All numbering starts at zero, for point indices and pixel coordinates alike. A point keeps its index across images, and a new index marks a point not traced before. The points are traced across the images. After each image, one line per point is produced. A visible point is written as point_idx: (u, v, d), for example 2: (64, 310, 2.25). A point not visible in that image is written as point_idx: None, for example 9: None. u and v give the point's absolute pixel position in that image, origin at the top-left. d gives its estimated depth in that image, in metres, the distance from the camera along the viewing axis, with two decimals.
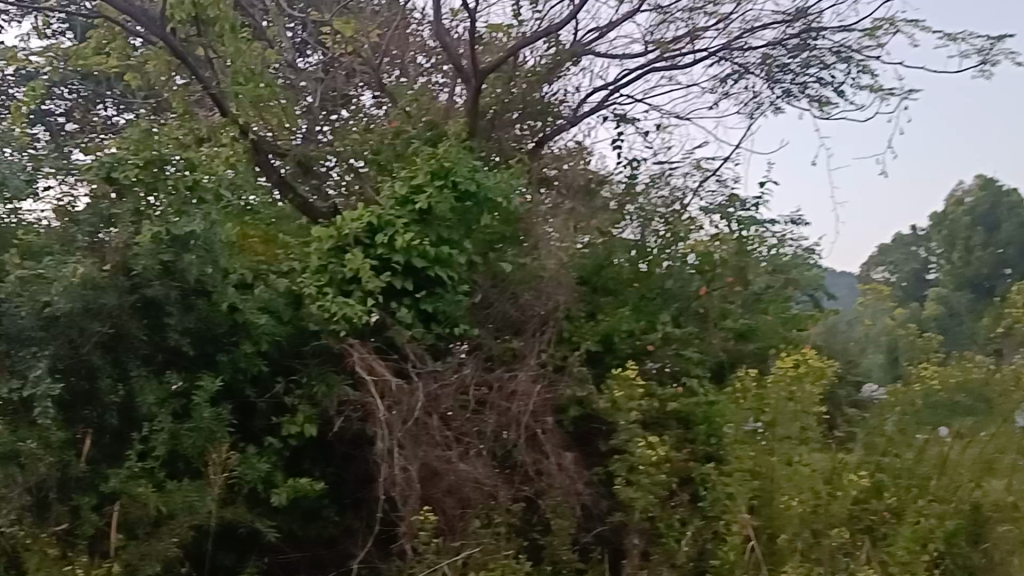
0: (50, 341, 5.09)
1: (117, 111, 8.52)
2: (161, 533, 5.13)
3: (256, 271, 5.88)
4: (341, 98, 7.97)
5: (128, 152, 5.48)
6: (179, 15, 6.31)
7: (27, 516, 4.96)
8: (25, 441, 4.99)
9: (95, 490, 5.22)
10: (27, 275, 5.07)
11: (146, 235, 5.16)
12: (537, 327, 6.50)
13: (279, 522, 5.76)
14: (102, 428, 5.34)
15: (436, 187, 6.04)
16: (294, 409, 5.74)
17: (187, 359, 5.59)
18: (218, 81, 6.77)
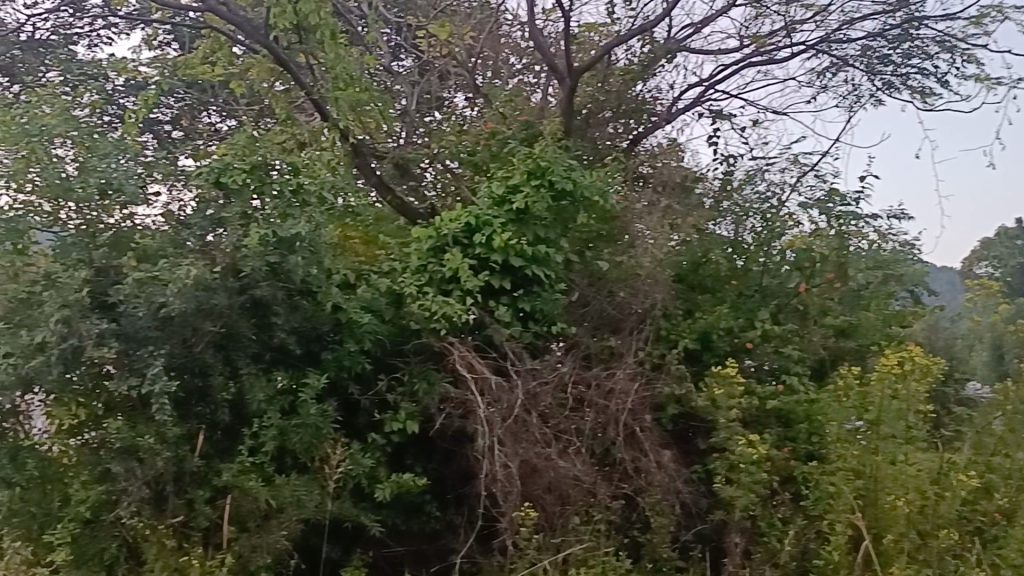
0: (165, 341, 5.22)
1: (220, 117, 8.82)
2: (271, 525, 5.35)
3: (358, 272, 6.03)
4: (434, 100, 8.09)
5: (235, 157, 5.69)
6: (281, 23, 6.46)
7: (145, 509, 5.18)
8: (144, 436, 5.14)
9: (208, 484, 5.40)
10: (144, 276, 5.13)
11: (254, 237, 5.33)
12: (634, 324, 6.51)
13: (383, 517, 5.90)
14: (215, 424, 5.53)
15: (533, 187, 6.09)
16: (396, 407, 5.87)
17: (294, 357, 5.76)
18: (319, 87, 6.96)
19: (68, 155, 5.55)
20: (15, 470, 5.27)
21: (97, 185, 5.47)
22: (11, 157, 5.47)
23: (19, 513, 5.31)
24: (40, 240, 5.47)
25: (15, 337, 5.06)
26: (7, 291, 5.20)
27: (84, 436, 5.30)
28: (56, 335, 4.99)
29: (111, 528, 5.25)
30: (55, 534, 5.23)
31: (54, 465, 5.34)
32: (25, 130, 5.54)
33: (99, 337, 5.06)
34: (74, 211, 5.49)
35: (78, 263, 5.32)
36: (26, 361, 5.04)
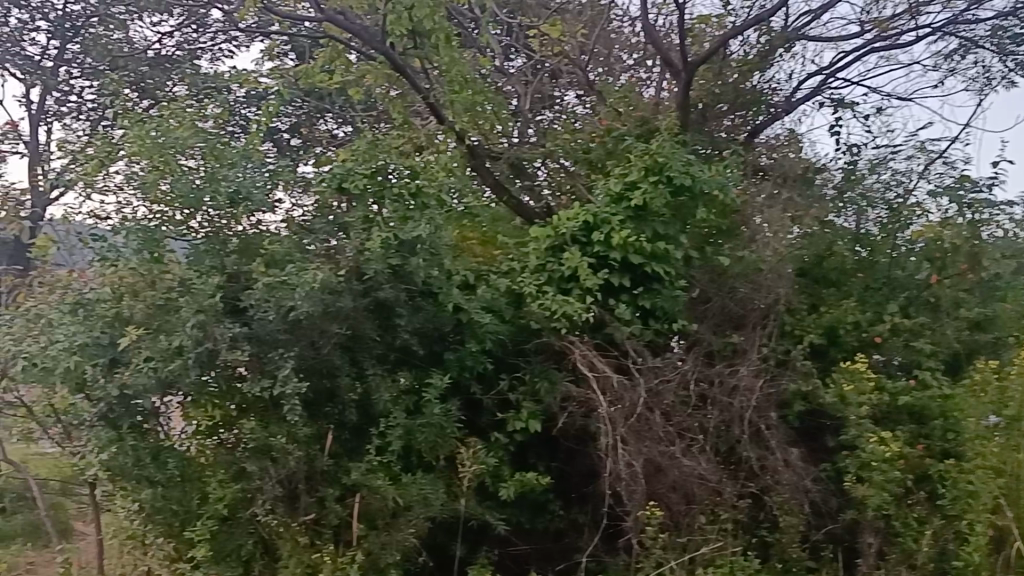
0: (295, 343, 5.35)
1: (337, 124, 9.02)
2: (399, 524, 5.44)
3: (478, 273, 6.08)
4: (546, 99, 8.19)
5: (357, 163, 5.82)
6: (398, 30, 6.57)
7: (279, 507, 5.36)
8: (276, 436, 5.30)
9: (338, 482, 5.52)
10: (273, 281, 5.25)
11: (376, 240, 5.45)
12: (758, 320, 6.37)
13: (508, 515, 5.95)
14: (342, 424, 5.65)
15: (651, 183, 6.01)
16: (518, 406, 5.90)
17: (417, 358, 5.84)
18: (435, 91, 7.06)
19: (198, 165, 5.77)
20: (157, 470, 5.48)
21: (227, 194, 5.66)
22: (147, 168, 5.70)
23: (164, 509, 5.55)
24: (176, 248, 5.74)
25: (155, 341, 5.27)
26: (146, 299, 5.43)
27: (220, 435, 5.54)
28: (192, 340, 5.17)
29: (247, 525, 5.46)
30: (196, 531, 5.43)
31: (194, 464, 5.54)
32: (159, 142, 5.77)
33: (231, 341, 5.24)
34: (207, 218, 5.72)
35: (212, 270, 5.55)
36: (165, 364, 5.22)
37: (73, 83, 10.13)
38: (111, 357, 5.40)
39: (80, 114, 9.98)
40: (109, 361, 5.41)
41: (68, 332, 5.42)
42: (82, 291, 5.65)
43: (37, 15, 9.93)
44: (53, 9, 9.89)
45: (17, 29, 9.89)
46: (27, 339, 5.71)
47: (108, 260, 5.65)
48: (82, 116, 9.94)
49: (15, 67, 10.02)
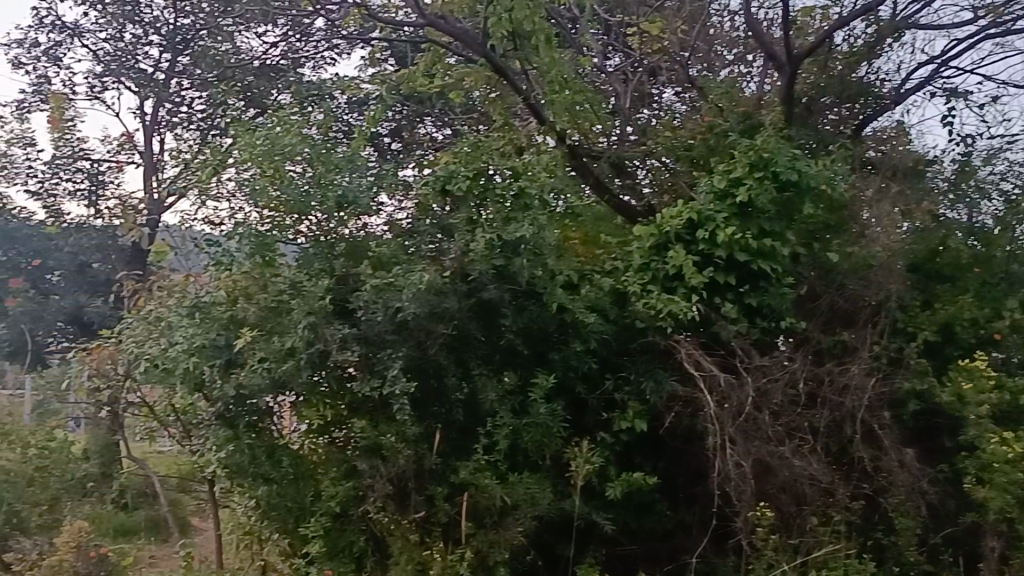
0: (402, 344, 5.43)
1: (437, 128, 9.06)
2: (506, 522, 5.46)
3: (581, 272, 6.07)
4: (644, 98, 8.12)
5: (460, 165, 5.88)
6: (498, 32, 6.62)
7: (390, 504, 5.48)
8: (386, 435, 5.42)
9: (447, 481, 5.59)
10: (380, 283, 5.34)
11: (481, 241, 5.50)
12: (868, 317, 6.24)
13: (616, 515, 5.92)
14: (450, 424, 5.72)
15: (757, 179, 5.94)
16: (624, 406, 5.88)
17: (522, 358, 5.87)
18: (536, 92, 7.08)
19: (304, 172, 5.87)
20: (272, 467, 5.62)
21: (335, 199, 5.79)
22: (258, 174, 5.85)
23: (279, 506, 5.70)
24: (287, 252, 5.88)
25: (268, 343, 5.41)
26: (259, 302, 5.62)
27: (332, 434, 5.66)
28: (303, 341, 5.32)
29: (359, 522, 5.58)
30: (310, 528, 5.58)
31: (307, 462, 5.69)
32: (267, 149, 5.90)
33: (341, 342, 5.36)
34: (315, 222, 5.86)
35: (322, 273, 5.66)
36: (279, 364, 5.37)
37: (184, 94, 10.30)
38: (227, 358, 5.57)
39: (190, 124, 10.30)
40: (225, 363, 5.58)
41: (186, 335, 5.61)
42: (199, 295, 5.84)
43: (150, 29, 10.16)
44: (164, 23, 10.12)
45: (130, 43, 10.16)
46: (148, 342, 5.95)
47: (223, 264, 5.89)
48: (193, 126, 10.21)
49: (130, 80, 10.21)
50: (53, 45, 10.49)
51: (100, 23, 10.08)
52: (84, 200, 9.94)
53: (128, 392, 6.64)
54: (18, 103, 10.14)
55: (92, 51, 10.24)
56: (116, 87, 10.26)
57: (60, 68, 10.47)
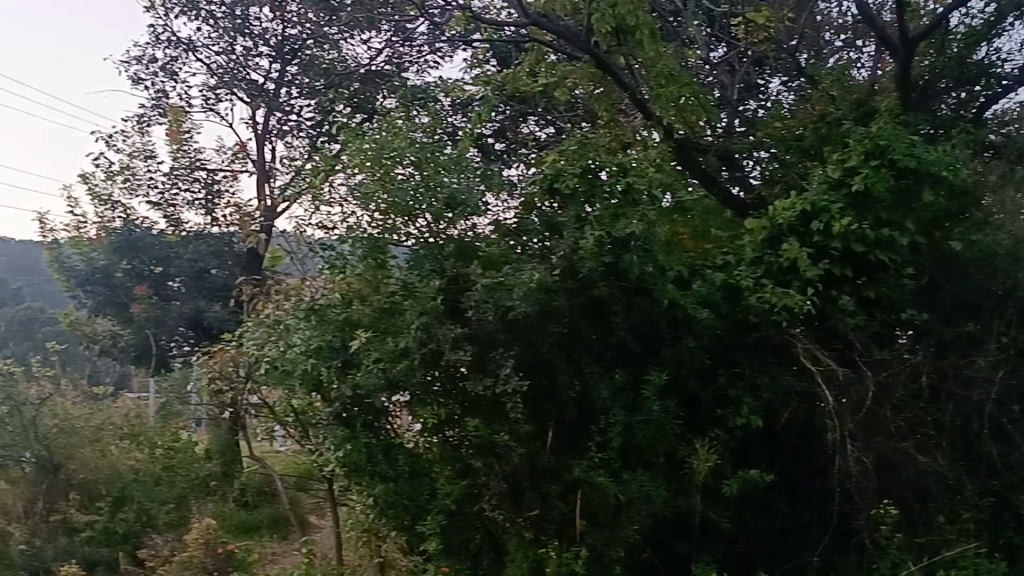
0: (514, 342, 5.48)
1: (540, 127, 8.71)
2: (621, 520, 5.45)
3: (692, 269, 5.92)
4: (751, 88, 8.05)
5: (567, 163, 5.87)
6: (603, 28, 6.59)
7: (505, 502, 5.54)
8: (499, 433, 5.45)
9: (560, 479, 5.60)
10: (491, 282, 5.37)
11: (590, 238, 5.46)
12: (995, 307, 6.05)
13: (732, 513, 5.83)
14: (563, 422, 5.71)
15: (873, 167, 5.76)
16: (738, 402, 5.79)
17: (633, 355, 5.82)
18: (640, 88, 7.07)
19: (412, 174, 5.92)
20: (387, 466, 5.69)
21: (444, 200, 5.87)
22: (367, 179, 5.93)
23: (397, 505, 5.74)
24: (398, 255, 5.96)
25: (382, 344, 5.48)
26: (373, 304, 5.75)
27: (445, 434, 5.74)
28: (416, 341, 5.40)
29: (475, 520, 5.66)
30: (427, 525, 5.63)
31: (422, 460, 5.75)
32: (377, 152, 6.01)
33: (454, 341, 5.41)
34: (425, 224, 5.92)
35: (434, 273, 5.73)
36: (393, 364, 5.46)
37: (294, 103, 10.40)
38: (344, 359, 5.69)
39: (299, 133, 10.47)
40: (342, 363, 5.69)
41: (303, 337, 5.75)
42: (314, 298, 5.98)
43: (259, 41, 10.25)
44: (274, 34, 10.23)
45: (241, 55, 10.37)
46: (268, 344, 6.11)
47: (336, 267, 6.02)
48: (302, 135, 10.40)
49: (241, 92, 10.45)
50: (170, 60, 10.88)
51: (212, 37, 10.34)
52: (201, 209, 10.29)
53: (249, 393, 6.85)
54: (139, 118, 10.55)
55: (206, 65, 10.58)
56: (229, 98, 10.56)
57: (177, 82, 10.86)
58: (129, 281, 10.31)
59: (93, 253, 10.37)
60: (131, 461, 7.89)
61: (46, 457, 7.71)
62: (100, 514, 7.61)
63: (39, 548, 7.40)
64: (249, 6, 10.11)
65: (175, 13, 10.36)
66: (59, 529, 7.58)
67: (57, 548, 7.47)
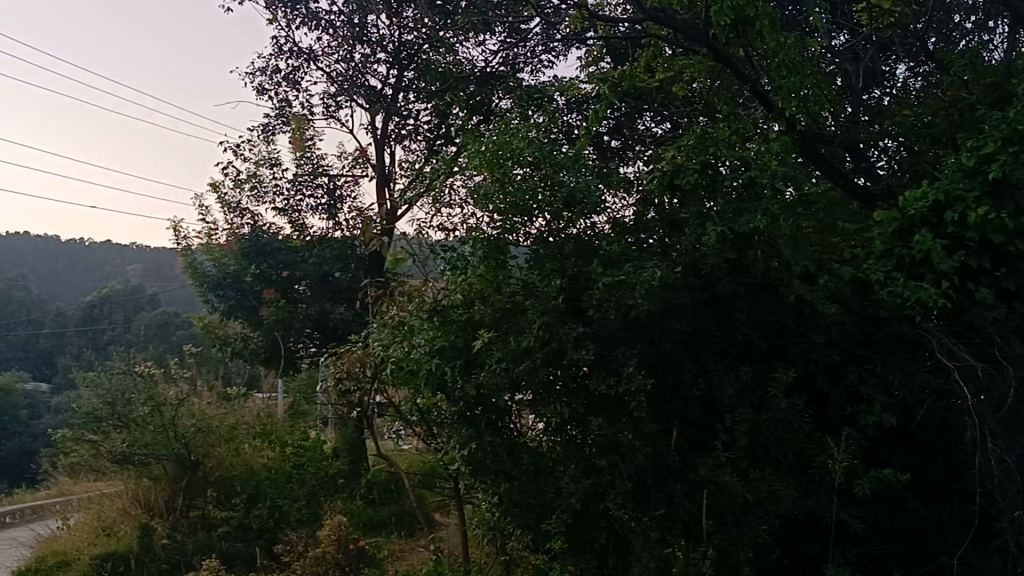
0: (637, 341, 5.50)
1: (655, 123, 8.56)
2: (751, 520, 5.32)
3: (820, 262, 5.85)
4: (876, 75, 7.93)
5: (688, 160, 5.87)
6: (722, 21, 6.43)
7: (630, 502, 5.46)
8: (623, 432, 5.45)
9: (686, 478, 5.54)
10: (612, 281, 5.38)
11: (713, 233, 5.42)
12: None
13: (865, 513, 5.67)
14: (687, 421, 5.64)
15: (1011, 154, 5.54)
16: (870, 400, 5.62)
17: (760, 352, 5.72)
18: (763, 79, 6.88)
19: (529, 174, 6.00)
20: (513, 465, 5.70)
21: (563, 200, 5.89)
22: (487, 181, 6.02)
23: (522, 504, 5.70)
24: (517, 254, 5.99)
25: (505, 344, 5.52)
26: (495, 304, 5.74)
27: (570, 433, 5.71)
28: (539, 340, 5.43)
29: (600, 519, 5.62)
30: (552, 525, 5.63)
31: (548, 459, 5.76)
32: (495, 153, 6.07)
33: (576, 341, 5.45)
34: (546, 223, 5.99)
35: (554, 273, 5.75)
36: (515, 364, 5.46)
37: (412, 108, 10.52)
38: (467, 360, 5.70)
39: (417, 138, 10.57)
40: (465, 363, 5.71)
41: (427, 337, 5.78)
42: (436, 300, 6.05)
43: (377, 48, 10.42)
44: (390, 41, 10.34)
45: (360, 62, 10.56)
46: (393, 344, 6.12)
47: (457, 269, 6.00)
48: (419, 138, 10.53)
49: (360, 98, 10.62)
50: (293, 70, 11.19)
51: (331, 46, 10.60)
52: (323, 214, 10.57)
53: (375, 393, 6.97)
54: (264, 126, 10.89)
55: (326, 73, 10.84)
56: (349, 105, 10.81)
57: (299, 91, 11.16)
58: (257, 286, 10.64)
59: (224, 260, 10.76)
60: (263, 460, 8.37)
61: (185, 455, 8.01)
62: (236, 510, 7.85)
63: (180, 543, 7.61)
64: (366, 14, 10.27)
65: (296, 24, 10.65)
66: (197, 524, 7.85)
67: (197, 543, 7.65)
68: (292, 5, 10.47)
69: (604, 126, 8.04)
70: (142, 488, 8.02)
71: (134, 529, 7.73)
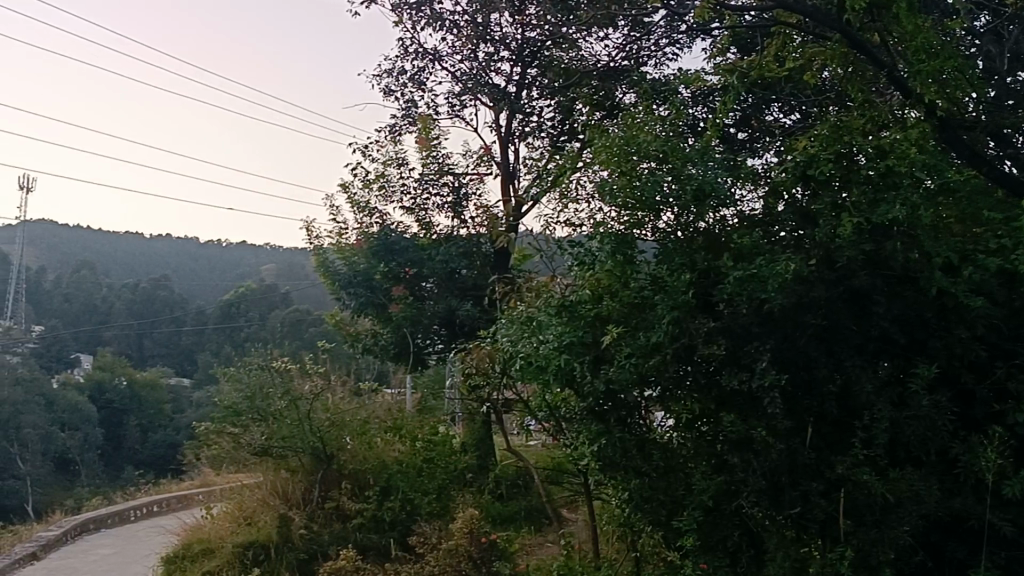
0: (770, 335, 5.38)
1: (784, 113, 8.30)
2: (891, 521, 5.16)
3: (962, 253, 5.55)
4: (1020, 58, 7.59)
5: (820, 149, 5.71)
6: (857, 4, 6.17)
7: (763, 500, 5.31)
8: (756, 429, 5.31)
9: (822, 476, 5.40)
10: (744, 275, 5.30)
11: (851, 226, 5.30)
12: None
13: (1014, 515, 5.34)
14: (823, 417, 5.50)
15: None
16: (1019, 396, 5.37)
17: (900, 346, 5.54)
18: (901, 64, 6.63)
19: (657, 168, 5.89)
20: (644, 461, 5.64)
21: (693, 192, 5.74)
22: (614, 175, 5.97)
23: (652, 500, 5.66)
24: (645, 249, 5.88)
25: (634, 339, 5.50)
26: (622, 299, 5.69)
27: (698, 429, 5.70)
28: (669, 336, 5.39)
29: (733, 517, 5.54)
30: (682, 522, 5.54)
31: (678, 455, 5.71)
32: (622, 147, 5.98)
33: (707, 335, 5.36)
34: (674, 216, 5.85)
35: (683, 266, 5.67)
36: (644, 360, 5.47)
37: (536, 104, 10.54)
38: (596, 355, 5.68)
39: (542, 134, 10.60)
40: (594, 358, 5.69)
41: (555, 333, 5.76)
42: (565, 295, 6.04)
43: (500, 45, 10.50)
44: (514, 38, 10.40)
45: (483, 61, 10.66)
46: (522, 340, 6.05)
47: (585, 265, 6.07)
48: (543, 136, 10.58)
49: (484, 96, 10.72)
50: (418, 71, 11.38)
51: (456, 46, 10.73)
52: (449, 212, 10.71)
53: (505, 388, 7.03)
54: (391, 127, 11.12)
55: (451, 73, 10.99)
56: (472, 103, 10.92)
57: (424, 91, 11.34)
58: (386, 283, 10.77)
59: (354, 258, 10.95)
60: (394, 453, 8.43)
61: (320, 448, 8.26)
62: (369, 502, 8.02)
63: (316, 534, 7.86)
64: (489, 13, 10.35)
65: (421, 26, 10.82)
66: (332, 515, 8.08)
67: (332, 535, 7.88)
68: (417, 7, 10.65)
69: (731, 119, 7.93)
70: (280, 479, 8.35)
71: (274, 519, 8.00)
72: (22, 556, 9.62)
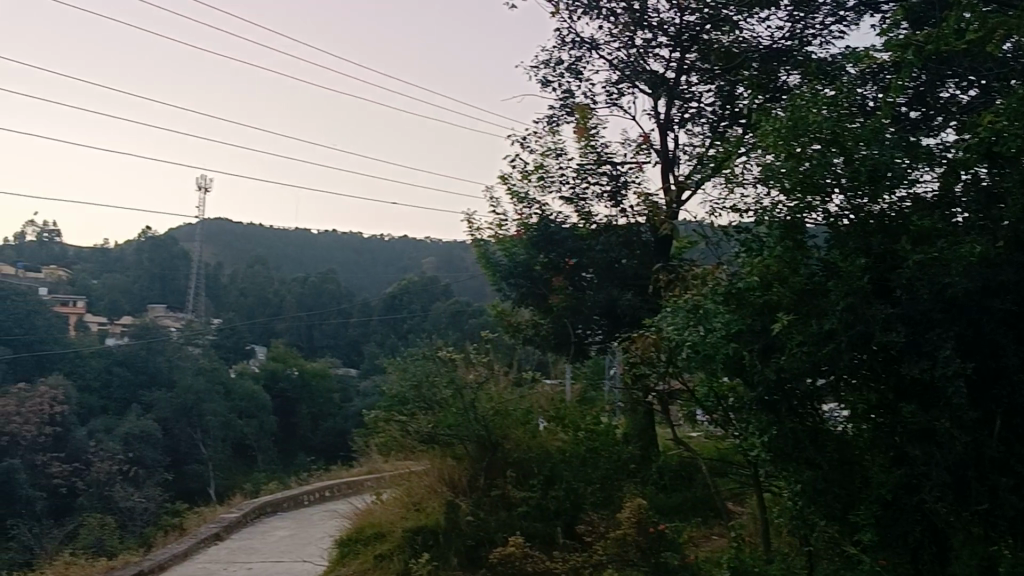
0: (952, 322, 5.15)
1: (961, 90, 7.82)
2: None
3: None
4: None
5: (1007, 120, 5.42)
6: None
7: (949, 495, 5.09)
8: (940, 420, 5.09)
9: (1012, 471, 5.17)
10: (924, 259, 5.11)
11: None
12: None
13: None
14: (1014, 409, 5.21)
15: None
16: None
17: None
18: None
19: (825, 150, 5.60)
20: (817, 452, 5.43)
21: (866, 173, 5.50)
22: (779, 160, 5.74)
23: (827, 493, 5.40)
24: (815, 233, 5.72)
25: (806, 327, 5.26)
26: (793, 286, 5.46)
27: (874, 419, 5.44)
28: (843, 322, 5.14)
29: (914, 512, 5.26)
30: (858, 516, 5.32)
31: (852, 446, 5.49)
32: (788, 129, 5.73)
33: (885, 322, 5.13)
34: (845, 201, 5.61)
35: (857, 252, 5.45)
36: (818, 348, 5.23)
37: (695, 90, 10.34)
38: (766, 344, 5.48)
39: (702, 120, 10.39)
40: (764, 347, 5.50)
41: (722, 321, 5.59)
42: (732, 282, 5.85)
43: (658, 31, 10.31)
44: (672, 23, 10.18)
45: (641, 48, 10.52)
46: (687, 329, 5.86)
47: (753, 251, 5.89)
48: (703, 121, 10.38)
49: (643, 84, 10.59)
50: (575, 60, 11.36)
51: (614, 34, 10.64)
52: (609, 201, 10.66)
53: (669, 376, 6.90)
54: (549, 118, 11.14)
55: (608, 62, 10.91)
56: (631, 91, 10.82)
57: (582, 81, 11.31)
58: (547, 274, 10.87)
59: (515, 249, 11.08)
60: (557, 442, 8.51)
61: (485, 436, 8.31)
62: (534, 491, 8.04)
63: (484, 521, 7.91)
64: None
65: (578, 15, 10.79)
66: (497, 503, 8.12)
67: (499, 521, 7.92)
68: None
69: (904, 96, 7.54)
70: (447, 467, 8.47)
71: (442, 505, 8.15)
72: (208, 536, 10.17)
